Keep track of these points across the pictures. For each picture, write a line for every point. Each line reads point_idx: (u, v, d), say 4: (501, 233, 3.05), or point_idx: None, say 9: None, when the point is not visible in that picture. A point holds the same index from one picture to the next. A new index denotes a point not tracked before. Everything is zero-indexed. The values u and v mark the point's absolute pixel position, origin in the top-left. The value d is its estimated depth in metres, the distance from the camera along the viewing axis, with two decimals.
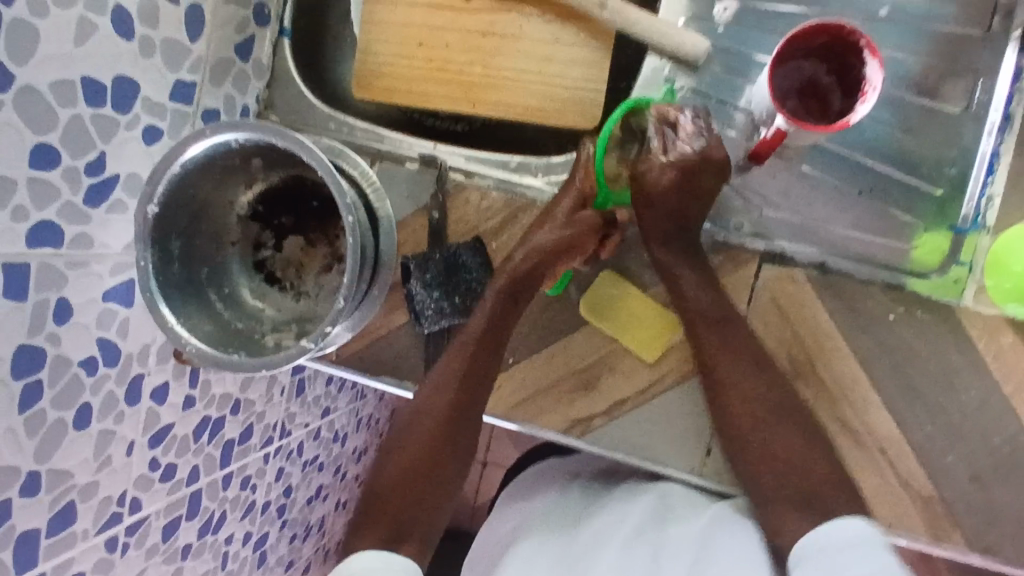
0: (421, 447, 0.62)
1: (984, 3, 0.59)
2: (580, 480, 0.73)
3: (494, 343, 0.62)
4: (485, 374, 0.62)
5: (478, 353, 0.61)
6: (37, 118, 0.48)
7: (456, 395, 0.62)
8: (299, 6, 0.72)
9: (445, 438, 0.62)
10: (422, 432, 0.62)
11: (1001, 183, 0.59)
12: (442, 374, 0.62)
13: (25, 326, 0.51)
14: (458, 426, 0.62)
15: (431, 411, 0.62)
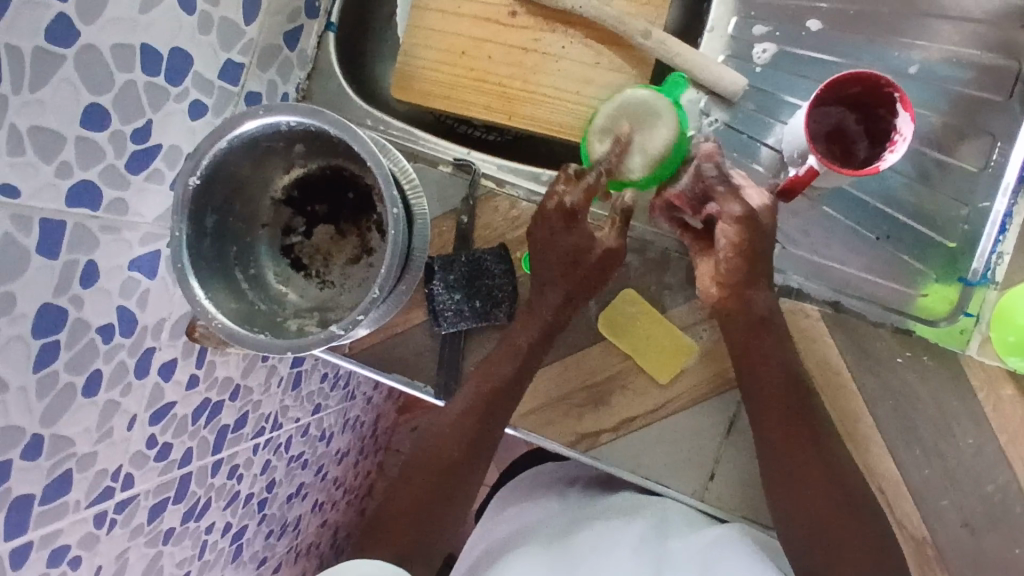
0: (439, 473, 0.62)
1: (1004, 73, 0.62)
2: (575, 496, 0.73)
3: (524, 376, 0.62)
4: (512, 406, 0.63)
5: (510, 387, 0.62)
6: (94, 78, 0.48)
7: (481, 425, 0.62)
8: (347, 4, 0.74)
9: (461, 468, 0.62)
10: (443, 458, 0.62)
11: (1011, 243, 0.61)
12: (469, 397, 0.62)
13: (52, 284, 0.50)
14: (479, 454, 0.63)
15: (453, 439, 0.62)
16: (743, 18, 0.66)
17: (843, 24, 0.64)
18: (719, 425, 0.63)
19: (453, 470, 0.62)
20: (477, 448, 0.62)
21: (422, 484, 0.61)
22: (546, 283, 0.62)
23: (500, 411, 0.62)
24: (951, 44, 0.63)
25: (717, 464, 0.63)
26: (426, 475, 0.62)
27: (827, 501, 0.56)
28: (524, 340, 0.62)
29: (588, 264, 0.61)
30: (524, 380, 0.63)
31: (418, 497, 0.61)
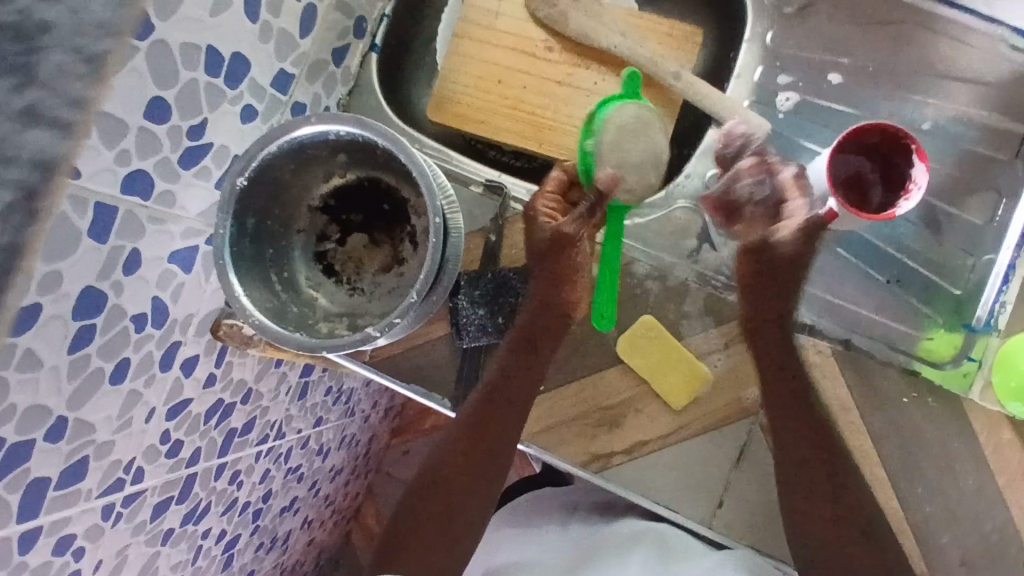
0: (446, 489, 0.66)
1: (1010, 134, 0.67)
2: (579, 517, 0.74)
3: (506, 400, 0.64)
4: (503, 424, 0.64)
5: (492, 411, 0.64)
6: (164, 74, 0.50)
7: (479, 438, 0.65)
8: (390, 30, 0.78)
9: (463, 487, 0.66)
10: (443, 483, 0.66)
11: (1014, 293, 0.65)
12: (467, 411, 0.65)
13: (97, 267, 0.50)
14: (476, 474, 0.66)
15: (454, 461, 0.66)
16: (768, 67, 0.70)
17: (862, 79, 0.69)
18: (729, 453, 0.65)
19: (455, 490, 0.65)
20: (473, 468, 0.65)
21: (428, 504, 0.65)
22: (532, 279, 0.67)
23: (486, 438, 0.65)
24: (962, 105, 0.67)
25: (726, 491, 0.65)
26: (433, 495, 0.66)
27: (845, 536, 0.59)
28: (500, 369, 0.64)
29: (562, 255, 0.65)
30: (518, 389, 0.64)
31: (425, 519, 0.65)
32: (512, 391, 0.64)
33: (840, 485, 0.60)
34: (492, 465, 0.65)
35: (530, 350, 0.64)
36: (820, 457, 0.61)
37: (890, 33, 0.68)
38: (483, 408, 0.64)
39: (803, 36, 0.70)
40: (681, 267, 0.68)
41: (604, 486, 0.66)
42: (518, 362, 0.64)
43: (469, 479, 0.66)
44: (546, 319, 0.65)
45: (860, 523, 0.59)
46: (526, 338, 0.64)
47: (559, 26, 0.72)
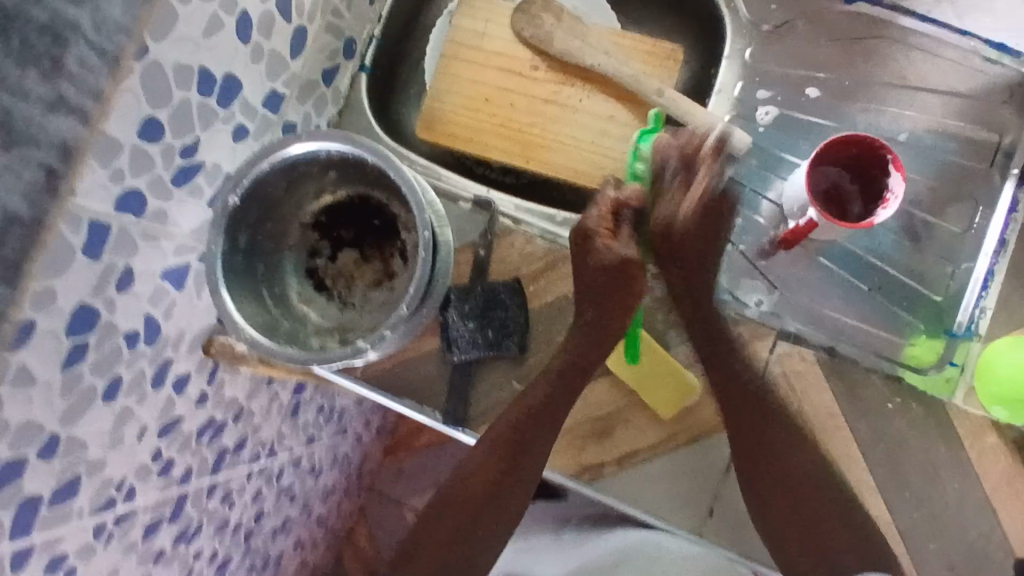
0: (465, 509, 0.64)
1: (985, 144, 0.69)
2: (570, 531, 0.74)
3: (547, 421, 0.64)
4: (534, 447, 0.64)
5: (529, 432, 0.63)
6: (158, 95, 0.51)
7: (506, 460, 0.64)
8: (379, 51, 0.80)
9: (487, 510, 0.65)
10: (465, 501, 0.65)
11: (993, 299, 0.67)
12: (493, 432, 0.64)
13: (91, 284, 0.51)
14: (505, 494, 0.64)
15: (483, 481, 0.64)
16: (748, 83, 0.72)
17: (839, 93, 0.71)
18: (718, 462, 0.66)
19: (482, 508, 0.64)
20: (504, 488, 0.64)
21: (453, 519, 0.64)
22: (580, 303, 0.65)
23: (520, 458, 0.63)
24: (937, 117, 0.69)
25: (715, 500, 0.65)
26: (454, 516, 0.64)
27: (805, 505, 0.61)
28: (540, 391, 0.64)
29: (622, 282, 0.64)
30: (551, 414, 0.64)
31: (448, 533, 0.64)
32: (545, 414, 0.64)
33: (793, 454, 0.62)
34: (523, 485, 0.64)
35: (573, 373, 0.64)
36: (777, 429, 0.63)
37: (865, 49, 0.70)
38: (519, 429, 0.63)
39: (781, 52, 0.72)
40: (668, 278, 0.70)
41: (596, 497, 0.66)
42: (559, 383, 0.64)
43: (498, 499, 0.64)
44: (591, 343, 0.64)
45: (826, 497, 0.61)
46: (570, 363, 0.64)
47: (545, 46, 0.74)
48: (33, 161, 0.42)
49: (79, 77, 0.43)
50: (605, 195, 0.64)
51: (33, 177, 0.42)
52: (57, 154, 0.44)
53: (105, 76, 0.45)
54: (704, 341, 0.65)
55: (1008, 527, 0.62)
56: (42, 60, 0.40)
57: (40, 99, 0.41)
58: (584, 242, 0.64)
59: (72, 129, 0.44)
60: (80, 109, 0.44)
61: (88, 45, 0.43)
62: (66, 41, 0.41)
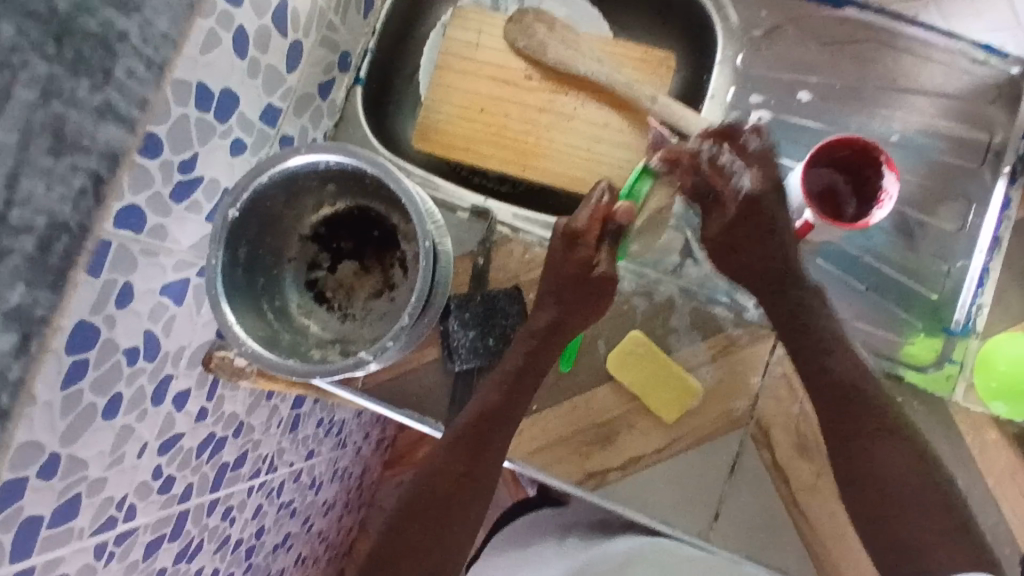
0: (435, 504, 0.62)
1: (977, 144, 0.69)
2: (574, 536, 0.74)
3: (504, 420, 0.63)
4: (499, 441, 0.63)
5: (489, 431, 0.62)
6: (156, 110, 0.51)
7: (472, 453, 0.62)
8: (374, 64, 0.80)
9: (455, 506, 0.62)
10: (434, 496, 0.62)
11: (989, 295, 0.67)
12: (458, 429, 0.63)
13: (91, 301, 0.50)
14: (466, 498, 0.63)
15: (447, 481, 0.62)
16: (739, 88, 0.73)
17: (830, 97, 0.71)
18: (722, 465, 0.66)
19: (446, 510, 0.62)
20: (467, 488, 0.62)
21: (417, 523, 0.61)
22: (544, 300, 0.65)
23: (486, 450, 0.62)
24: (928, 117, 0.70)
25: (721, 503, 0.65)
26: (426, 513, 0.62)
27: (884, 504, 0.57)
28: (499, 390, 0.63)
29: (588, 288, 0.64)
30: (513, 413, 0.63)
31: (411, 538, 0.61)
32: (508, 409, 0.63)
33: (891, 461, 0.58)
34: (486, 486, 0.63)
35: (530, 370, 0.64)
36: (866, 421, 0.59)
37: (855, 53, 0.71)
38: (481, 426, 0.62)
39: (772, 57, 0.72)
40: (666, 283, 0.70)
41: (601, 503, 0.66)
42: (516, 382, 0.63)
43: (461, 501, 0.62)
44: (552, 340, 0.64)
45: (911, 487, 0.57)
46: (528, 360, 0.64)
47: (538, 55, 0.75)
48: (81, 170, 0.43)
49: (126, 86, 0.45)
50: (600, 203, 0.64)
51: (81, 187, 0.44)
52: (102, 162, 0.45)
53: (150, 86, 0.47)
54: (787, 320, 0.63)
55: (1013, 522, 0.62)
56: (94, 70, 0.42)
57: (92, 108, 0.42)
58: (571, 243, 0.65)
59: (116, 138, 0.46)
60: (125, 116, 0.46)
61: (136, 54, 0.44)
62: (115, 51, 0.42)
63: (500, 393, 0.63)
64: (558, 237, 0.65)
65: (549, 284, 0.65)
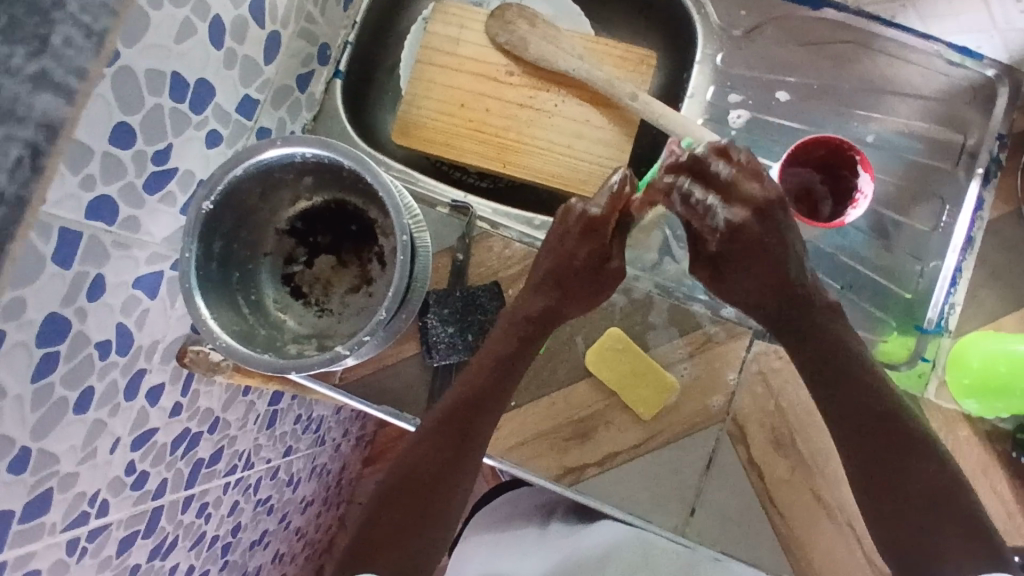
0: (416, 491, 0.60)
1: (951, 145, 0.70)
2: (555, 525, 0.74)
3: (489, 407, 0.62)
4: (483, 426, 0.62)
5: (474, 418, 0.61)
6: (129, 99, 0.50)
7: (455, 437, 0.61)
8: (354, 56, 0.80)
9: (437, 491, 0.60)
10: (417, 481, 0.60)
11: (962, 295, 0.69)
12: (440, 415, 0.62)
13: (62, 293, 0.49)
14: (449, 483, 0.60)
15: (430, 471, 0.60)
16: (719, 87, 0.74)
17: (808, 96, 0.72)
18: (698, 462, 0.66)
19: (428, 502, 0.59)
20: (450, 475, 0.60)
21: (396, 513, 0.59)
22: (542, 286, 0.63)
23: (468, 435, 0.61)
24: (904, 119, 0.71)
25: (697, 499, 0.66)
26: (405, 499, 0.59)
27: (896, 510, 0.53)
28: (483, 375, 0.62)
29: (593, 280, 0.62)
30: (498, 400, 0.62)
31: (391, 530, 0.58)
32: (490, 393, 0.62)
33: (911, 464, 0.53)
34: (468, 474, 0.61)
35: (517, 357, 0.63)
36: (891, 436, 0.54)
37: (833, 53, 0.72)
38: (465, 410, 0.61)
39: (751, 56, 0.73)
40: (644, 279, 0.71)
41: (578, 499, 0.67)
42: (504, 369, 0.62)
43: (445, 489, 0.60)
44: (542, 329, 0.63)
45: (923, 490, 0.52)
46: (516, 348, 0.62)
47: (519, 50, 0.74)
48: (17, 141, 0.38)
49: (64, 55, 0.39)
50: (624, 192, 0.61)
51: (17, 158, 0.38)
52: (42, 134, 0.39)
53: (91, 56, 0.40)
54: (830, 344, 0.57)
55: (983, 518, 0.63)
56: (30, 37, 0.37)
57: (27, 78, 0.37)
58: (589, 231, 0.61)
59: (58, 109, 0.40)
60: (64, 85, 0.39)
61: (74, 23, 0.39)
62: (52, 18, 0.37)
63: (482, 378, 0.62)
64: (574, 222, 0.62)
65: (552, 268, 0.62)
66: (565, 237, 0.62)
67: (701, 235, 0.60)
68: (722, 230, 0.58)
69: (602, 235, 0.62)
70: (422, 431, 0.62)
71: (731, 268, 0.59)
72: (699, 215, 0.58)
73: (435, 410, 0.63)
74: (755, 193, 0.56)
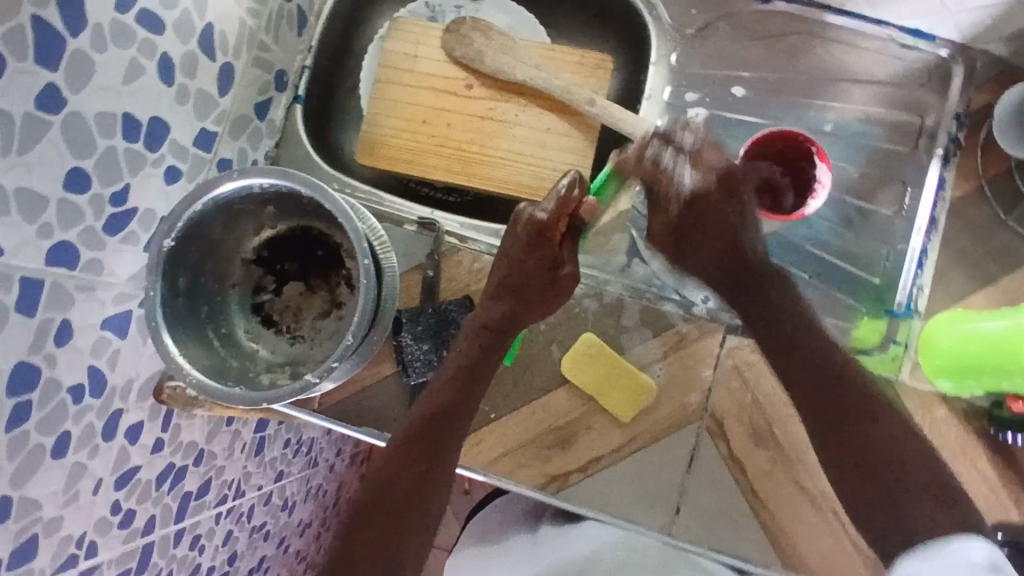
0: (393, 506, 0.60)
1: (910, 127, 0.71)
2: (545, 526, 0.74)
3: (460, 417, 0.62)
4: (453, 435, 0.62)
5: (445, 429, 0.61)
6: (80, 144, 0.50)
7: (426, 451, 0.61)
8: (313, 80, 0.80)
9: (414, 503, 0.60)
10: (392, 497, 0.60)
11: (929, 276, 0.69)
12: (408, 429, 0.62)
13: (27, 341, 0.49)
14: (425, 496, 0.61)
15: (406, 483, 0.61)
16: (676, 86, 0.74)
17: (764, 90, 0.73)
18: (680, 460, 0.66)
19: (407, 512, 0.60)
20: (425, 488, 0.61)
21: (376, 528, 0.59)
22: (500, 293, 0.64)
23: (439, 448, 0.61)
24: (860, 105, 0.71)
25: (682, 497, 0.66)
26: (383, 515, 0.60)
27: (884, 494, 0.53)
28: (450, 386, 0.62)
29: (550, 286, 0.65)
30: (467, 408, 0.62)
31: (372, 541, 0.59)
32: (458, 404, 0.62)
33: (875, 432, 0.55)
34: (442, 484, 0.62)
35: (484, 364, 0.63)
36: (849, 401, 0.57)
37: (785, 46, 0.72)
38: (434, 423, 0.61)
39: (705, 54, 0.73)
40: (614, 282, 0.71)
41: (564, 506, 0.67)
42: (470, 377, 0.63)
43: (421, 501, 0.61)
44: (504, 336, 0.64)
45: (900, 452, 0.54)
46: (480, 355, 0.63)
47: (476, 63, 0.75)
48: None
49: None
50: (570, 196, 0.63)
51: None
52: None
53: None
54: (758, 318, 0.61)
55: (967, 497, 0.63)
56: None
57: None
58: (537, 239, 0.64)
59: None
60: None
61: None
62: None
63: (449, 389, 0.62)
64: (524, 231, 0.64)
65: (508, 276, 0.64)
66: (515, 245, 0.64)
67: (662, 204, 0.64)
68: (685, 197, 0.63)
69: (549, 243, 0.64)
70: (392, 447, 0.62)
71: (687, 249, 0.64)
72: (662, 185, 0.63)
73: (404, 425, 0.62)
74: (717, 162, 0.62)
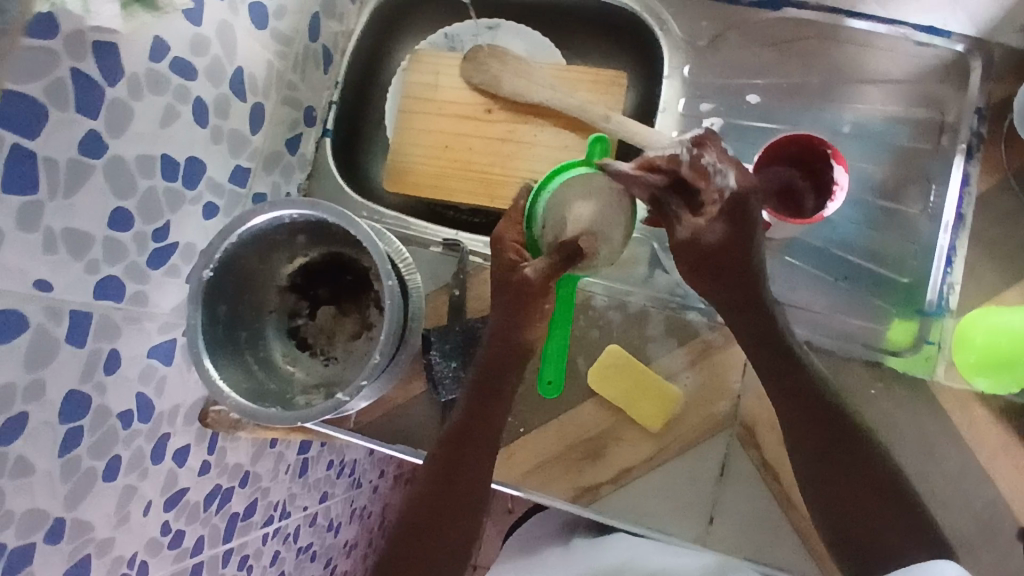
0: (420, 528, 0.63)
1: (934, 124, 0.70)
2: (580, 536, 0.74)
3: (478, 440, 0.63)
4: (471, 458, 0.63)
5: (461, 453, 0.63)
6: (122, 185, 0.54)
7: (446, 472, 0.63)
8: (340, 113, 0.84)
9: (439, 524, 0.63)
10: (418, 519, 0.63)
11: (959, 273, 0.68)
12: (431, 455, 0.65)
13: (79, 370, 0.53)
14: (450, 516, 0.63)
15: (423, 513, 0.63)
16: (690, 98, 0.75)
17: (779, 95, 0.73)
18: (710, 469, 0.66)
19: (430, 530, 0.63)
20: (449, 508, 0.63)
21: (404, 546, 0.63)
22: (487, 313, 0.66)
23: (458, 470, 0.63)
24: (878, 104, 0.71)
25: (715, 507, 0.66)
26: (410, 535, 0.63)
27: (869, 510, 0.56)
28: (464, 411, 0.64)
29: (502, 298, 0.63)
30: (485, 431, 0.64)
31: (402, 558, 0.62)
32: (474, 428, 0.63)
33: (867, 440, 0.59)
34: (467, 504, 0.63)
35: (494, 385, 0.64)
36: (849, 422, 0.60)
37: (798, 50, 0.73)
38: (452, 447, 0.63)
39: (719, 63, 0.74)
40: (638, 293, 0.71)
41: (597, 519, 0.67)
42: (485, 401, 0.64)
43: (445, 521, 0.63)
44: (507, 359, 0.64)
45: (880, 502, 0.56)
46: (488, 378, 0.64)
47: (494, 88, 0.77)
48: None
49: None
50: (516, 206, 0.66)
51: None
52: None
53: None
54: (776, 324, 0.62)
55: (1010, 497, 0.62)
56: None
57: None
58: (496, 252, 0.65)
59: None
60: None
61: None
62: None
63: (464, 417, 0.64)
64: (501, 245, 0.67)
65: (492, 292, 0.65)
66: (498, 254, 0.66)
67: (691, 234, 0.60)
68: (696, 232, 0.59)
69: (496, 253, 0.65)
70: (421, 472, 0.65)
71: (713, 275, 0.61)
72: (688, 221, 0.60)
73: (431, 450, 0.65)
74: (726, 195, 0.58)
